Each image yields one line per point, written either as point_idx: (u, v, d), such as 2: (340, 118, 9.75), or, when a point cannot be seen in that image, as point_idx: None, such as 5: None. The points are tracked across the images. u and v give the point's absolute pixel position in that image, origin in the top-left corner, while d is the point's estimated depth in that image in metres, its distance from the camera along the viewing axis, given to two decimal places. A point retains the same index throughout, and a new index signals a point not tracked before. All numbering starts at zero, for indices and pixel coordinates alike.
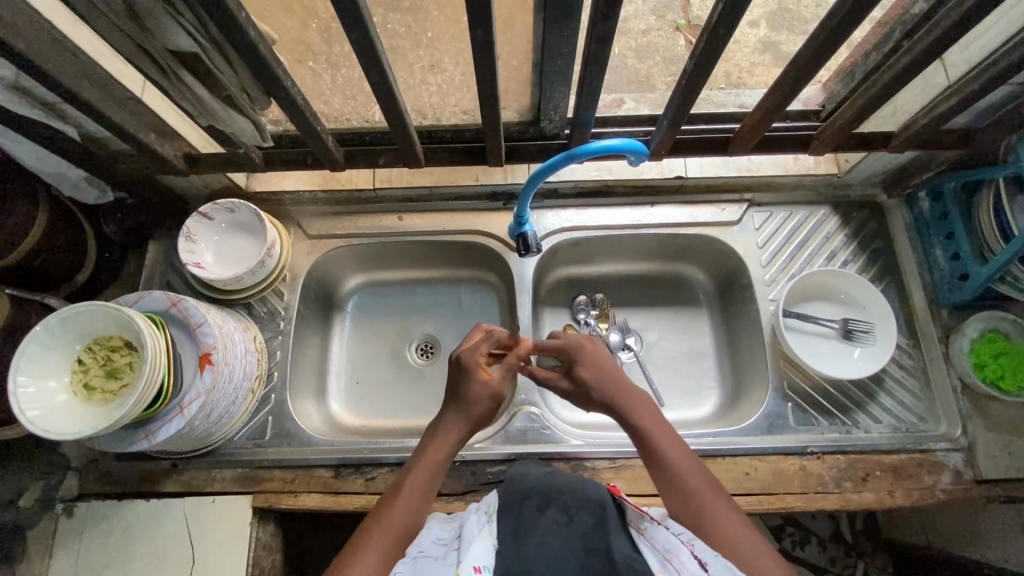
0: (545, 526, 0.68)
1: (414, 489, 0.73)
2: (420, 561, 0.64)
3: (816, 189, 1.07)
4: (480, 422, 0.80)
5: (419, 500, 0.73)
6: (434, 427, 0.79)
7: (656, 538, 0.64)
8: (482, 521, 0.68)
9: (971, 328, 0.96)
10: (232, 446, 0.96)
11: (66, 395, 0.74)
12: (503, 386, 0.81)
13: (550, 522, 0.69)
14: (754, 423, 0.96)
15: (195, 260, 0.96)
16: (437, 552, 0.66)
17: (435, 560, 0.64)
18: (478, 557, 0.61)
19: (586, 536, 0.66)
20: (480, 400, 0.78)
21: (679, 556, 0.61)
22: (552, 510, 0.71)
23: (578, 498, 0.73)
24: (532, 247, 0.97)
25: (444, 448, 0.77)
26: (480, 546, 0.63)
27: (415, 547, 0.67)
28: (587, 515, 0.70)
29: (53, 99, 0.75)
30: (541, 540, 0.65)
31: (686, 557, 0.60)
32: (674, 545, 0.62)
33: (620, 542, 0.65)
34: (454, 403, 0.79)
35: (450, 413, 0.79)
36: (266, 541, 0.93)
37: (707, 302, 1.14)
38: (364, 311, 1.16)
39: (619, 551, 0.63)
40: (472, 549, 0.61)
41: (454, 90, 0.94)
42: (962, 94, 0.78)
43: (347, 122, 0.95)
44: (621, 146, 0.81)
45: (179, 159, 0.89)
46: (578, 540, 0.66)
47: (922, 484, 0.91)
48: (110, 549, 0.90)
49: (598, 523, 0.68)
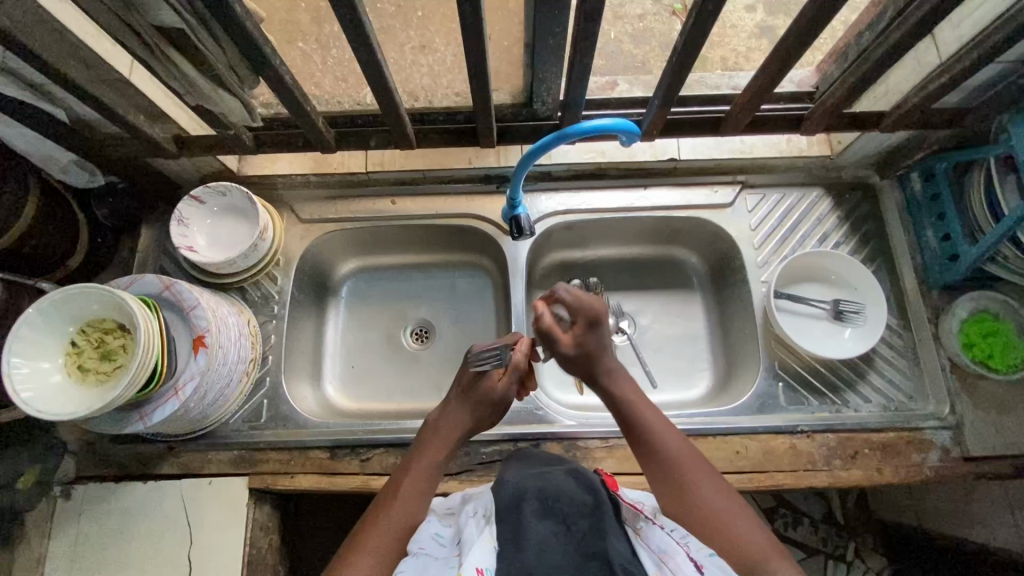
0: (542, 531, 0.66)
1: (409, 489, 0.75)
2: (423, 559, 0.65)
3: (808, 172, 1.08)
4: (484, 419, 0.81)
5: (416, 499, 0.74)
6: (435, 422, 0.81)
7: (650, 538, 0.65)
8: (481, 525, 0.66)
9: (961, 309, 0.97)
10: (228, 428, 0.97)
11: (59, 376, 0.75)
12: (510, 389, 0.81)
13: (547, 531, 0.66)
14: (746, 402, 0.97)
15: (187, 243, 0.96)
16: (440, 551, 0.66)
17: (437, 563, 0.64)
18: (479, 558, 0.61)
19: (583, 543, 0.65)
20: (484, 401, 0.80)
21: (674, 557, 0.62)
22: (550, 517, 0.69)
23: (573, 504, 0.71)
24: (525, 230, 0.97)
25: (443, 448, 0.79)
26: (481, 547, 0.62)
27: (415, 543, 0.67)
28: (583, 521, 0.68)
29: (40, 79, 0.75)
30: (540, 549, 0.64)
31: (681, 558, 0.62)
32: (669, 546, 0.64)
33: (618, 545, 0.64)
34: (461, 400, 0.81)
35: (453, 404, 0.81)
36: (263, 521, 0.94)
37: (701, 284, 1.15)
38: (358, 296, 1.16)
39: (617, 554, 0.63)
40: (473, 549, 0.61)
41: (445, 72, 0.95)
42: (952, 73, 0.78)
43: (339, 105, 0.93)
44: (611, 127, 0.80)
45: (169, 143, 0.89)
46: (575, 547, 0.65)
47: (910, 461, 0.92)
48: (107, 530, 0.91)
49: (595, 527, 0.67)
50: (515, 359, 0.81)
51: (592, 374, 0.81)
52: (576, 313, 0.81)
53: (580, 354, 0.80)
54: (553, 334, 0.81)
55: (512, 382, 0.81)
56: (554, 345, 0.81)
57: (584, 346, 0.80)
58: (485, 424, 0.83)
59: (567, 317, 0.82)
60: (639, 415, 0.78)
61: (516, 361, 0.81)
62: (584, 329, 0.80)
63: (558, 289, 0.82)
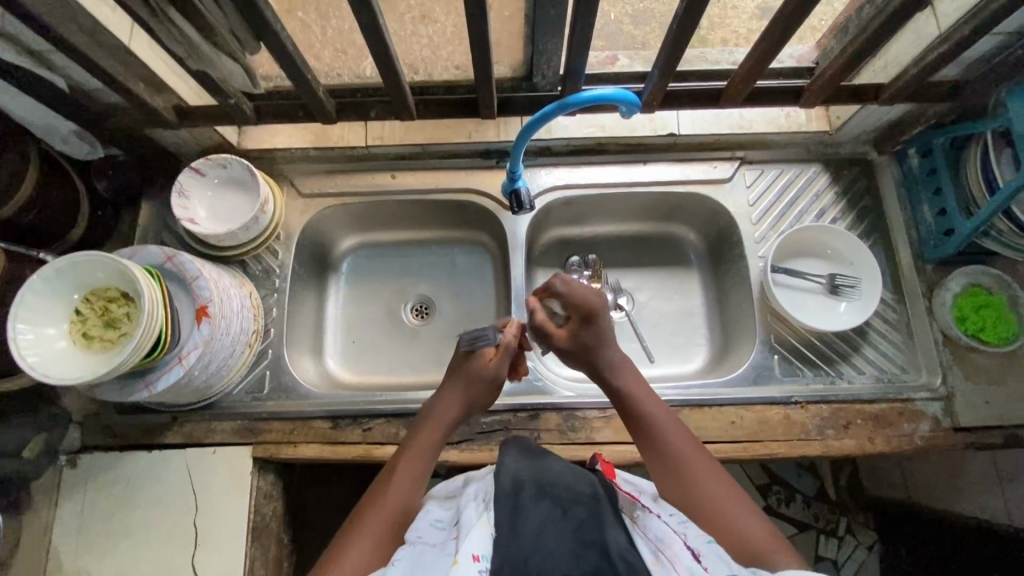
0: (540, 517, 0.65)
1: (403, 477, 0.75)
2: (419, 547, 0.66)
3: (807, 147, 1.08)
4: (477, 400, 0.82)
5: (411, 486, 0.75)
6: (430, 407, 0.82)
7: (648, 528, 0.67)
8: (480, 509, 0.68)
9: (954, 283, 0.99)
10: (232, 399, 0.98)
11: (65, 342, 0.75)
12: (501, 368, 0.82)
13: (545, 515, 0.65)
14: (741, 374, 0.99)
15: (188, 216, 0.96)
16: (437, 538, 0.68)
17: (433, 548, 0.66)
18: (476, 545, 0.62)
19: (580, 530, 0.64)
20: (477, 382, 0.82)
21: (672, 546, 0.64)
22: (548, 501, 0.68)
23: (572, 492, 0.71)
24: (524, 204, 0.99)
25: (438, 429, 0.80)
26: (478, 532, 0.64)
27: (414, 534, 0.68)
28: (581, 510, 0.68)
29: (39, 45, 0.75)
30: (538, 534, 0.63)
31: (679, 547, 0.64)
32: (667, 536, 0.66)
33: (615, 536, 0.64)
34: (455, 382, 0.82)
35: (448, 385, 0.83)
36: (267, 490, 0.96)
37: (699, 261, 1.16)
38: (358, 272, 1.17)
39: (615, 544, 0.62)
40: (469, 536, 0.63)
41: (445, 44, 0.91)
42: (950, 43, 0.78)
43: (339, 78, 0.94)
44: (611, 96, 0.80)
45: (169, 112, 0.89)
46: (573, 533, 0.64)
47: (901, 431, 0.94)
48: (114, 499, 0.93)
49: (593, 517, 0.66)
50: (506, 339, 0.83)
51: (592, 366, 0.83)
52: (574, 304, 0.85)
53: (577, 344, 0.84)
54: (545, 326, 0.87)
55: (503, 362, 0.82)
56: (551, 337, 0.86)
57: (579, 339, 0.84)
58: (479, 406, 0.84)
59: (563, 311, 0.88)
60: (639, 403, 0.79)
61: (507, 340, 0.82)
62: (580, 322, 0.84)
63: (553, 280, 0.86)
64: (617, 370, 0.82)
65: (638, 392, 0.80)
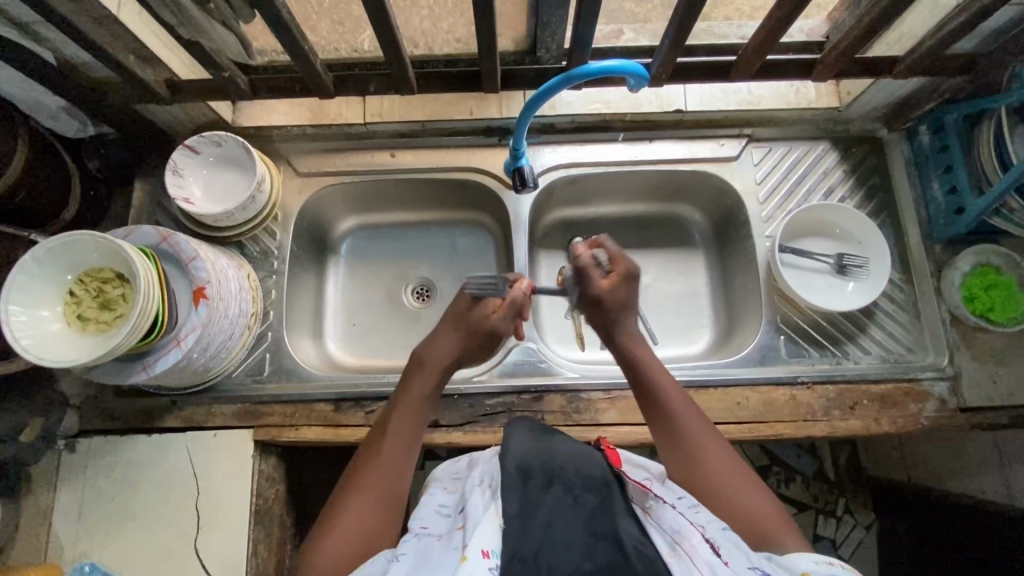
0: (550, 507, 0.65)
1: (393, 446, 0.73)
2: (425, 539, 0.66)
3: (816, 124, 1.06)
4: (471, 351, 0.80)
5: (400, 455, 0.73)
6: (419, 358, 0.78)
7: (663, 519, 0.66)
8: (487, 501, 0.67)
9: (965, 262, 0.97)
10: (233, 381, 0.97)
11: (59, 325, 0.74)
12: (503, 323, 0.79)
13: (554, 503, 0.66)
14: (746, 355, 0.98)
15: (184, 195, 0.94)
16: (443, 529, 0.68)
17: (440, 541, 0.65)
18: (485, 540, 0.60)
19: (591, 519, 0.64)
20: (473, 331, 0.79)
21: (690, 539, 0.62)
22: (556, 488, 0.68)
23: (580, 476, 0.71)
24: (529, 182, 0.96)
25: (430, 378, 0.77)
26: (486, 526, 0.62)
27: (418, 522, 0.69)
28: (591, 496, 0.68)
29: (25, 15, 0.72)
30: (548, 522, 0.63)
31: (697, 539, 0.62)
32: (684, 528, 0.64)
33: (626, 523, 0.63)
34: (452, 328, 0.79)
35: (445, 330, 0.80)
36: (269, 472, 0.95)
37: (704, 242, 1.14)
38: (357, 254, 1.14)
39: (627, 533, 0.62)
40: (478, 532, 0.61)
41: (446, 14, 0.93)
42: (969, 13, 0.76)
43: (336, 52, 0.91)
44: (621, 68, 0.76)
45: (162, 87, 0.86)
46: (584, 523, 0.63)
47: (907, 412, 0.94)
48: (115, 482, 0.92)
49: (603, 505, 0.66)
50: (513, 295, 0.80)
51: (614, 328, 0.82)
52: (616, 261, 0.83)
53: (610, 301, 0.81)
54: (590, 274, 0.82)
55: (508, 317, 0.80)
56: (589, 286, 0.82)
57: (614, 296, 0.81)
58: (469, 357, 0.81)
59: (604, 263, 0.84)
60: (649, 384, 0.77)
61: (514, 297, 0.80)
62: (621, 280, 0.81)
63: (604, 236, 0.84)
64: (633, 339, 0.81)
65: (648, 371, 0.78)
